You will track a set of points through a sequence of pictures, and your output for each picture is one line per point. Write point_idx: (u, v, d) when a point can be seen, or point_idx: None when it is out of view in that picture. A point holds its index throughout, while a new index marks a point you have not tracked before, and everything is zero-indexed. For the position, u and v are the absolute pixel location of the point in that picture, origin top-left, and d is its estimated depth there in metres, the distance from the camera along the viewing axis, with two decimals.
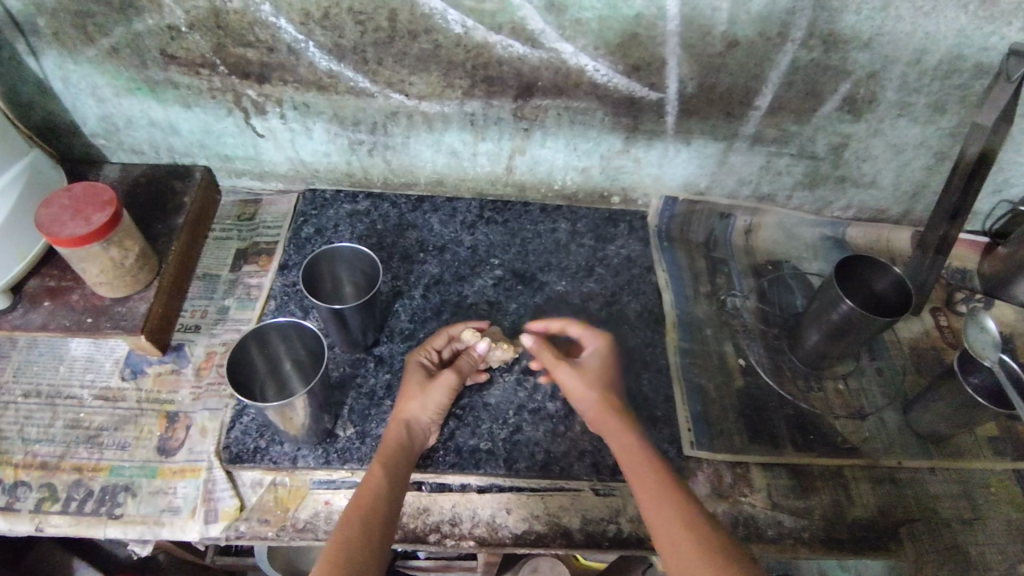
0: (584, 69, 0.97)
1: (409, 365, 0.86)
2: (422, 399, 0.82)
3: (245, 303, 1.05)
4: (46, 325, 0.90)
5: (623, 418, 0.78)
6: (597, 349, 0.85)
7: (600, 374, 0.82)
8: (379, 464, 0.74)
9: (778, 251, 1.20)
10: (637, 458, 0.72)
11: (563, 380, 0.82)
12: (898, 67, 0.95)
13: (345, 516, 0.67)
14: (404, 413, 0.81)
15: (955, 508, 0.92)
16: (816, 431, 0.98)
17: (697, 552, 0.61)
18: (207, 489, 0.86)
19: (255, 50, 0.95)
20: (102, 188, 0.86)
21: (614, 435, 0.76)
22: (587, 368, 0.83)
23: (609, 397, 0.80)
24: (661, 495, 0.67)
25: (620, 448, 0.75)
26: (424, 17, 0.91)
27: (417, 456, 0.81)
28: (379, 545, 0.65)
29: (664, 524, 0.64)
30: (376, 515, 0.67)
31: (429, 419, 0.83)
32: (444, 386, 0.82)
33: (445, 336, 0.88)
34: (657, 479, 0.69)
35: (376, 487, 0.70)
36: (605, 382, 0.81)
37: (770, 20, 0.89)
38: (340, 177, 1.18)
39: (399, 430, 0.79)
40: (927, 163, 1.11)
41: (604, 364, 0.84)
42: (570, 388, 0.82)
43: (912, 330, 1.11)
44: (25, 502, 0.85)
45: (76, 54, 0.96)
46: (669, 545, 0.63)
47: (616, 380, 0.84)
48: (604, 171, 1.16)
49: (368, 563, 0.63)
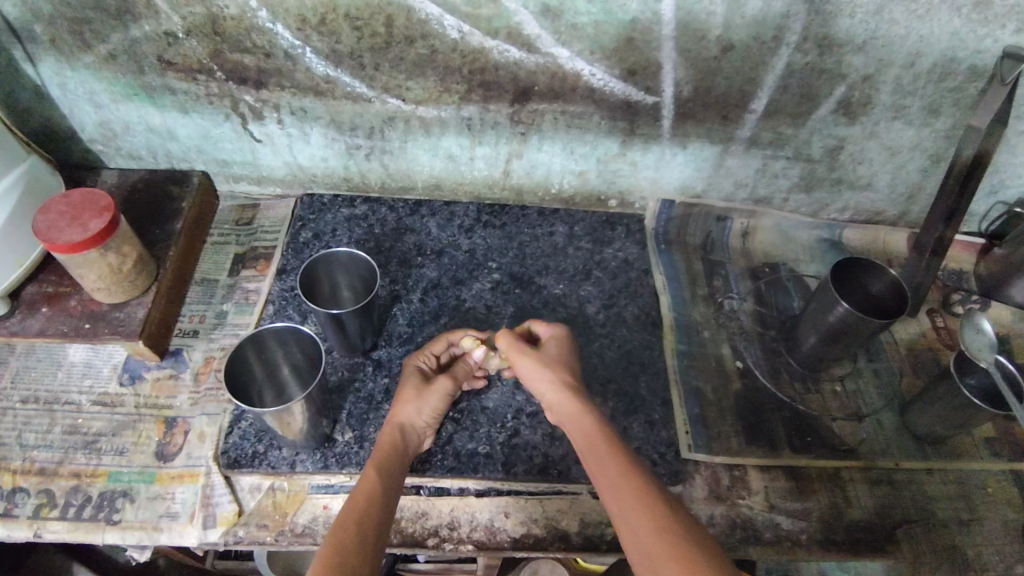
0: (580, 74, 0.98)
1: (406, 368, 0.86)
2: (417, 403, 0.82)
3: (244, 307, 1.05)
4: (44, 331, 0.90)
5: (590, 412, 0.75)
6: (558, 339, 0.86)
7: (562, 363, 0.82)
8: (373, 467, 0.73)
9: (774, 254, 1.20)
10: (603, 452, 0.70)
11: (522, 372, 0.83)
12: (892, 70, 0.95)
13: (338, 519, 0.66)
14: (398, 417, 0.81)
15: (952, 509, 0.92)
16: (813, 432, 0.98)
17: (673, 554, 0.58)
18: (205, 494, 0.86)
19: (252, 56, 0.95)
20: (99, 195, 0.86)
21: (582, 431, 0.74)
22: (548, 357, 0.83)
23: (575, 388, 0.78)
24: (630, 494, 0.64)
25: (584, 443, 0.72)
26: (420, 23, 0.91)
27: (412, 459, 0.80)
28: (373, 548, 0.65)
29: (633, 523, 0.62)
30: (370, 518, 0.67)
31: (424, 424, 0.83)
32: (441, 392, 0.84)
33: (443, 342, 0.88)
34: (626, 476, 0.66)
35: (370, 491, 0.70)
36: (564, 371, 0.81)
37: (765, 24, 0.90)
38: (338, 182, 1.18)
39: (393, 434, 0.79)
40: (922, 165, 1.11)
41: (564, 354, 0.85)
42: (532, 380, 0.82)
43: (908, 331, 1.12)
44: (23, 508, 0.85)
45: (73, 61, 0.97)
46: (639, 548, 0.60)
47: (575, 369, 0.84)
48: (601, 175, 1.16)
49: (362, 564, 0.62)
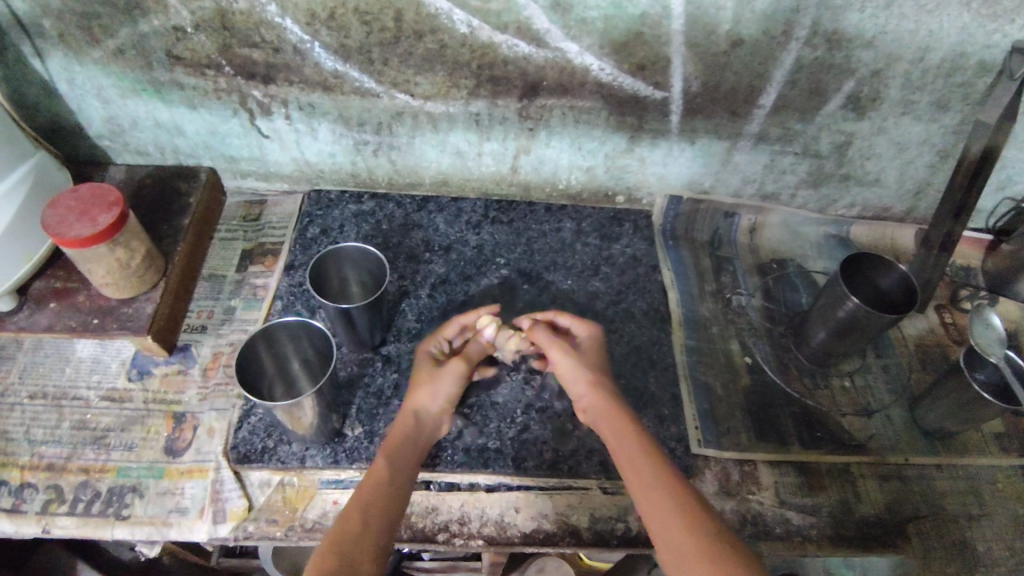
0: (589, 69, 0.97)
1: (419, 356, 0.86)
2: (431, 387, 0.81)
3: (252, 303, 1.05)
4: (52, 327, 0.90)
5: (621, 410, 0.75)
6: (588, 337, 0.85)
7: (594, 362, 0.82)
8: (384, 456, 0.73)
9: (781, 250, 1.20)
10: (633, 449, 0.70)
11: (556, 364, 0.83)
12: (901, 65, 0.95)
13: (348, 506, 0.67)
14: (413, 403, 0.80)
15: (962, 504, 0.92)
16: (823, 427, 0.98)
17: (700, 554, 0.59)
18: (215, 489, 0.86)
19: (261, 51, 0.95)
20: (109, 189, 0.86)
21: (611, 427, 0.74)
22: (579, 354, 0.83)
23: (604, 383, 0.79)
24: (659, 496, 0.65)
25: (614, 439, 0.73)
26: (430, 17, 0.91)
27: (428, 444, 0.80)
28: (380, 534, 0.65)
29: (662, 524, 0.63)
30: (378, 505, 0.67)
31: (440, 410, 0.81)
32: (454, 374, 0.82)
33: (456, 326, 0.87)
34: (654, 478, 0.67)
35: (379, 477, 0.70)
36: (596, 368, 0.81)
37: (774, 19, 0.90)
38: (345, 178, 1.18)
39: (407, 423, 0.78)
40: (930, 161, 1.11)
41: (595, 350, 0.84)
42: (566, 375, 0.82)
43: (917, 327, 1.12)
44: (31, 503, 0.85)
45: (81, 56, 0.97)
46: (668, 551, 0.61)
47: (608, 369, 0.83)
48: (609, 171, 1.16)
49: (369, 551, 0.63)
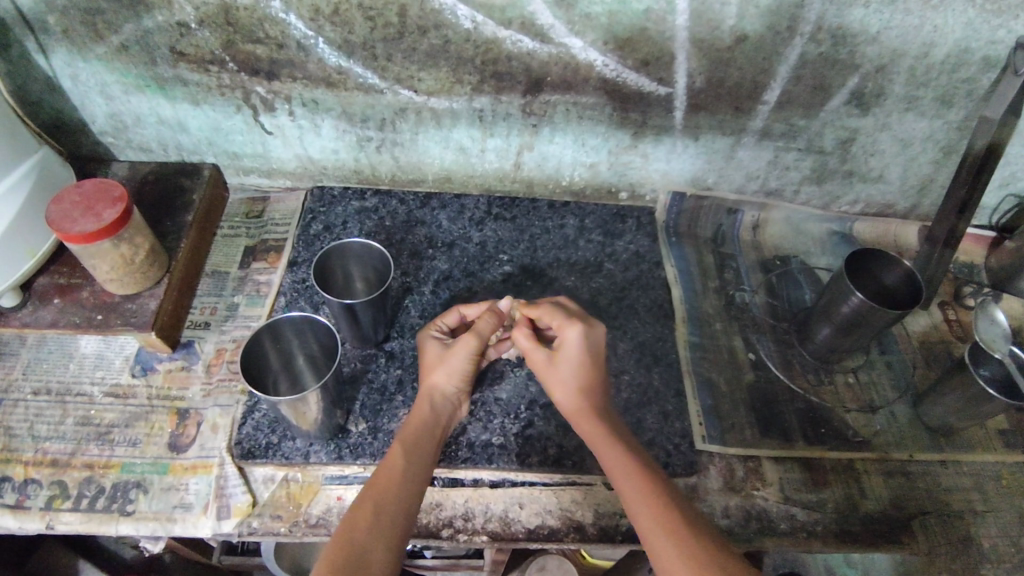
0: (593, 65, 0.97)
1: (422, 339, 0.85)
2: (444, 367, 0.80)
3: (256, 299, 1.05)
4: (55, 323, 0.90)
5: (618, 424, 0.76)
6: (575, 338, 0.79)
7: (580, 371, 0.78)
8: (399, 446, 0.73)
9: (785, 246, 1.20)
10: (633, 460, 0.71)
11: (544, 374, 0.81)
12: (905, 60, 0.95)
13: (360, 496, 0.67)
14: (427, 384, 0.80)
15: (968, 501, 0.92)
16: (827, 424, 0.98)
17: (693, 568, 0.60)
18: (219, 485, 0.86)
19: (264, 47, 0.95)
20: (113, 185, 0.86)
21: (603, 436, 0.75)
22: (570, 359, 0.79)
23: (596, 391, 0.78)
24: (655, 515, 0.65)
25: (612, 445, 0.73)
26: (434, 13, 0.91)
27: (446, 430, 0.79)
28: (389, 526, 0.65)
29: (656, 544, 0.63)
30: (390, 496, 0.67)
31: (453, 390, 0.81)
32: (463, 354, 0.80)
33: (456, 313, 0.86)
34: (653, 496, 0.67)
35: (394, 467, 0.70)
36: (585, 376, 0.78)
37: (779, 13, 0.89)
38: (348, 175, 1.18)
39: (422, 409, 0.78)
40: (933, 158, 1.11)
41: (586, 355, 0.79)
42: (551, 381, 0.80)
43: (920, 323, 1.11)
44: (35, 499, 0.85)
45: (85, 52, 0.96)
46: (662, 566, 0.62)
47: (598, 374, 0.79)
48: (612, 167, 1.16)
49: (377, 543, 0.63)
